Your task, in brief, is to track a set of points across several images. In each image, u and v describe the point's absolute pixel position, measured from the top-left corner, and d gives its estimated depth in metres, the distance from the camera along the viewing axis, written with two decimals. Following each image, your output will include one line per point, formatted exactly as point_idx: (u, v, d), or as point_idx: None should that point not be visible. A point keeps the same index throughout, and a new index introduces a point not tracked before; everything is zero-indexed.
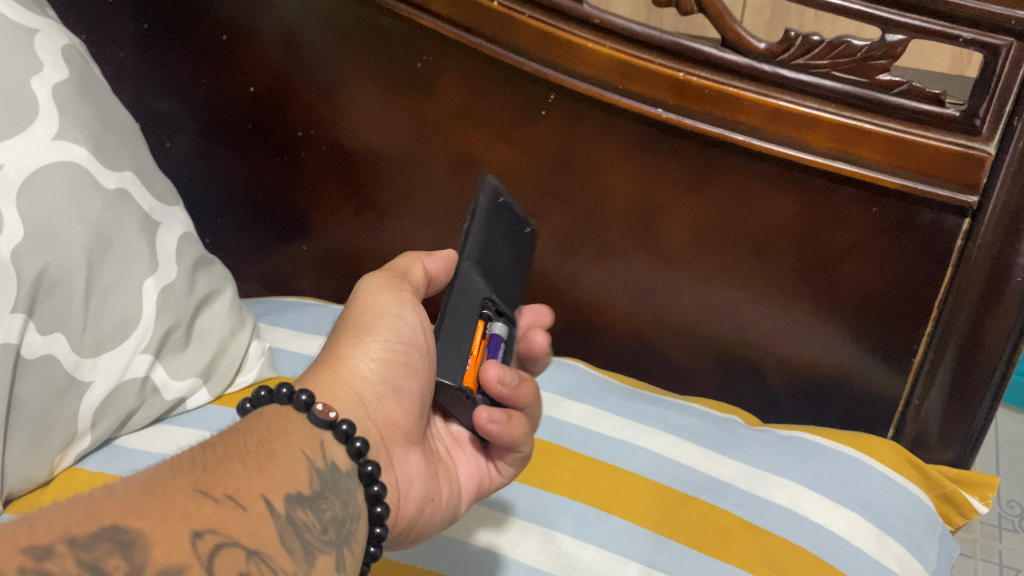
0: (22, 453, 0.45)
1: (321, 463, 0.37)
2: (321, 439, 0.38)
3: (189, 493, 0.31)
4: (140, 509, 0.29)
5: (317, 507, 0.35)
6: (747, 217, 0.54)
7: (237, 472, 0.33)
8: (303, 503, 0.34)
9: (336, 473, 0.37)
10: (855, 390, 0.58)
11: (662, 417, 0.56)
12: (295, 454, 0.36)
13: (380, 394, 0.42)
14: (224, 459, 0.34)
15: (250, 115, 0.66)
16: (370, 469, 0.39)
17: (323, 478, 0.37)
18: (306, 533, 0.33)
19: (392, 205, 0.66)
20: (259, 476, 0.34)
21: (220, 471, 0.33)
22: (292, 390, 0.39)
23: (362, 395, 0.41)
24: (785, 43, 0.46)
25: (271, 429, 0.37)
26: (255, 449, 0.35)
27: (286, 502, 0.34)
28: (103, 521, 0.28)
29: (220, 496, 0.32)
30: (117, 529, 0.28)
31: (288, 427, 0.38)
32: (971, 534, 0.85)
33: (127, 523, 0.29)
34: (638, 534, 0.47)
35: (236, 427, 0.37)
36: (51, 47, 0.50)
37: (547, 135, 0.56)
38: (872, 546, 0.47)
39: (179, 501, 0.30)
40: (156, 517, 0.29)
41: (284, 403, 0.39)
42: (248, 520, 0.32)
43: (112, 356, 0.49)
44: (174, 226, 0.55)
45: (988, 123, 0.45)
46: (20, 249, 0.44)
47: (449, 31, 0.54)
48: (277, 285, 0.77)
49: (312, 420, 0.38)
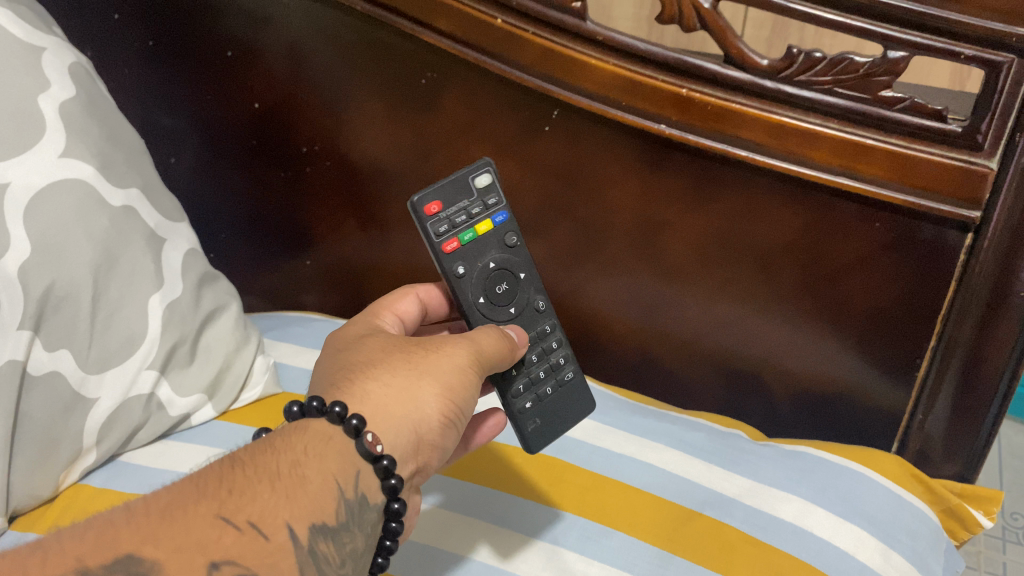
0: (28, 471, 0.45)
1: (351, 494, 0.38)
2: (358, 469, 0.39)
3: (211, 520, 0.33)
4: (157, 538, 0.32)
5: (340, 539, 0.37)
6: (751, 232, 0.54)
7: (263, 497, 0.35)
8: (326, 535, 0.37)
9: (364, 506, 0.39)
10: (858, 404, 0.58)
11: (667, 432, 0.56)
12: (327, 481, 0.38)
13: (435, 444, 0.42)
14: (251, 480, 0.35)
15: (255, 131, 0.67)
16: (396, 507, 0.40)
17: (351, 509, 0.38)
18: (325, 565, 0.36)
19: (395, 220, 0.67)
20: (287, 503, 0.36)
21: (245, 495, 0.35)
22: (345, 411, 0.39)
23: (420, 436, 0.42)
24: (788, 60, 0.46)
25: (310, 450, 0.38)
26: (286, 472, 0.37)
27: (309, 532, 0.36)
28: (117, 551, 0.32)
29: (242, 523, 0.34)
30: (132, 560, 0.32)
31: (328, 449, 0.38)
32: (974, 547, 0.85)
33: (143, 553, 0.32)
34: (643, 550, 0.47)
35: (273, 442, 0.38)
36: (58, 64, 0.51)
37: (551, 151, 0.57)
38: (877, 561, 0.47)
39: (199, 529, 0.33)
40: (172, 547, 0.32)
41: (335, 423, 0.39)
42: (268, 550, 0.34)
43: (117, 373, 0.49)
44: (180, 242, 0.56)
45: (990, 139, 0.45)
46: (27, 266, 0.44)
47: (452, 48, 0.54)
48: (282, 301, 0.77)
49: (359, 449, 0.39)
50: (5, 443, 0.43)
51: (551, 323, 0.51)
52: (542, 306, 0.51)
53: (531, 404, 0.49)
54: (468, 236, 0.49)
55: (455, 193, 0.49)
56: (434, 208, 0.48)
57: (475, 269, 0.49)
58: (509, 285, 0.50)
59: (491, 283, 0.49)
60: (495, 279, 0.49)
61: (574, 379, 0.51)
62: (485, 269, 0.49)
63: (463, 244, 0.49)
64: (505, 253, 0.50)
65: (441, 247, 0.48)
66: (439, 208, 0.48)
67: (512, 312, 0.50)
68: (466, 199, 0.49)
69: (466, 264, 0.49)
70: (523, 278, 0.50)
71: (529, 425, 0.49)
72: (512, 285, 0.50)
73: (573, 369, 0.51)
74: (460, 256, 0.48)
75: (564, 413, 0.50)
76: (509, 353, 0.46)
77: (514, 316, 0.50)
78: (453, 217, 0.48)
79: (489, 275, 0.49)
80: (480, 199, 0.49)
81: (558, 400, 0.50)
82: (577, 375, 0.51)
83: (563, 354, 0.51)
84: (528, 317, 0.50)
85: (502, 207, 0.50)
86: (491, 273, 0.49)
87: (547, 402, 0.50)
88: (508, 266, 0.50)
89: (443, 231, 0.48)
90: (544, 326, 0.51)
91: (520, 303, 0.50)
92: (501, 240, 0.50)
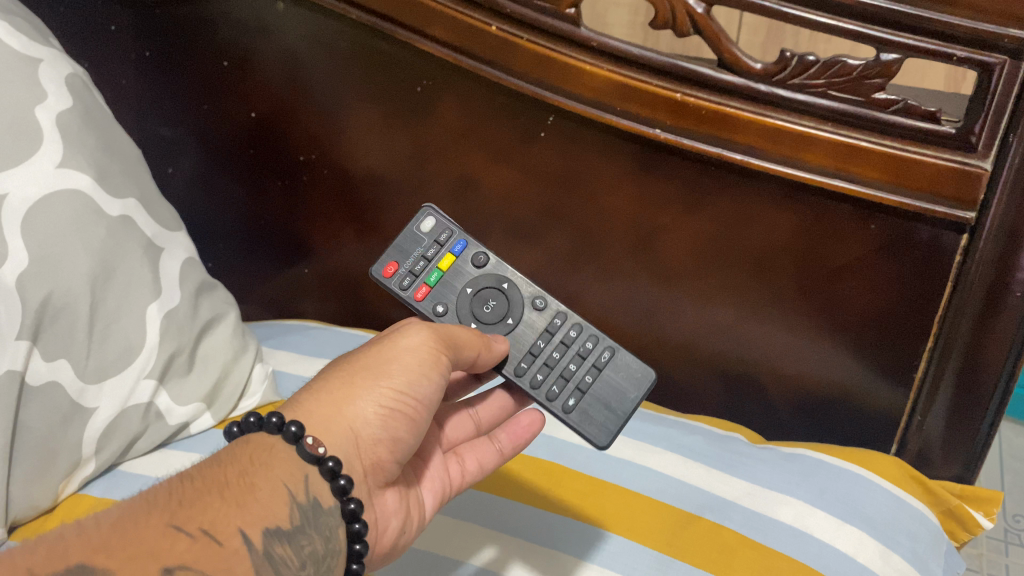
0: (27, 481, 0.45)
1: (303, 497, 0.39)
2: (306, 474, 0.40)
3: (163, 529, 0.33)
4: (109, 548, 0.32)
5: (297, 541, 0.38)
6: (745, 235, 0.54)
7: (214, 507, 0.35)
8: (282, 538, 0.37)
9: (318, 510, 0.39)
10: (855, 407, 0.58)
11: (665, 436, 0.56)
12: (277, 486, 0.38)
13: (376, 438, 0.42)
14: (200, 492, 0.36)
15: (252, 140, 0.67)
16: (352, 507, 0.40)
17: (305, 513, 0.39)
18: (284, 567, 0.36)
19: (392, 227, 0.67)
20: (238, 510, 0.36)
21: (196, 505, 0.35)
22: (282, 420, 0.40)
23: (358, 434, 0.42)
24: (781, 63, 0.46)
25: (255, 461, 0.39)
26: (235, 481, 0.37)
27: (263, 536, 0.36)
28: (69, 562, 0.32)
29: (195, 531, 0.34)
30: (84, 568, 0.31)
31: (272, 459, 0.39)
32: (976, 549, 0.85)
33: (95, 562, 0.31)
34: (641, 554, 0.47)
35: (220, 457, 0.39)
36: (56, 76, 0.51)
37: (548, 156, 0.57)
38: (877, 563, 0.47)
39: (152, 538, 0.33)
40: (124, 556, 0.32)
41: (274, 432, 0.40)
42: (222, 555, 0.34)
43: (116, 382, 0.49)
44: (177, 251, 0.56)
45: (984, 140, 0.45)
46: (26, 277, 0.45)
47: (448, 55, 0.54)
48: (280, 309, 0.77)
49: (301, 453, 0.40)
50: (5, 453, 0.43)
51: (560, 315, 0.52)
52: (540, 304, 0.52)
53: (575, 401, 0.49)
54: (434, 276, 0.52)
55: (403, 248, 0.53)
56: (390, 269, 0.52)
57: (455, 303, 0.52)
58: (500, 303, 0.51)
59: (479, 301, 0.51)
60: (482, 298, 0.52)
61: (615, 356, 0.51)
62: (466, 293, 0.52)
63: (432, 287, 0.52)
64: (485, 277, 0.52)
65: (413, 296, 0.52)
66: (395, 267, 0.53)
67: (509, 322, 0.51)
68: (417, 246, 0.53)
69: (446, 303, 0.52)
70: (509, 287, 0.52)
71: (585, 419, 0.49)
72: (500, 299, 0.52)
73: (608, 348, 0.51)
74: (435, 298, 0.52)
75: (614, 396, 0.49)
76: (478, 339, 0.47)
77: (512, 325, 0.51)
78: (408, 268, 0.53)
79: (479, 294, 0.52)
80: (430, 239, 0.53)
81: (605, 386, 0.50)
82: (612, 351, 0.51)
83: (588, 340, 0.51)
84: (530, 322, 0.52)
85: (455, 235, 0.53)
86: (475, 296, 0.52)
87: (591, 394, 0.49)
88: (488, 283, 0.52)
89: (405, 283, 0.52)
90: (568, 328, 0.51)
91: (515, 313, 0.51)
92: (469, 261, 0.53)
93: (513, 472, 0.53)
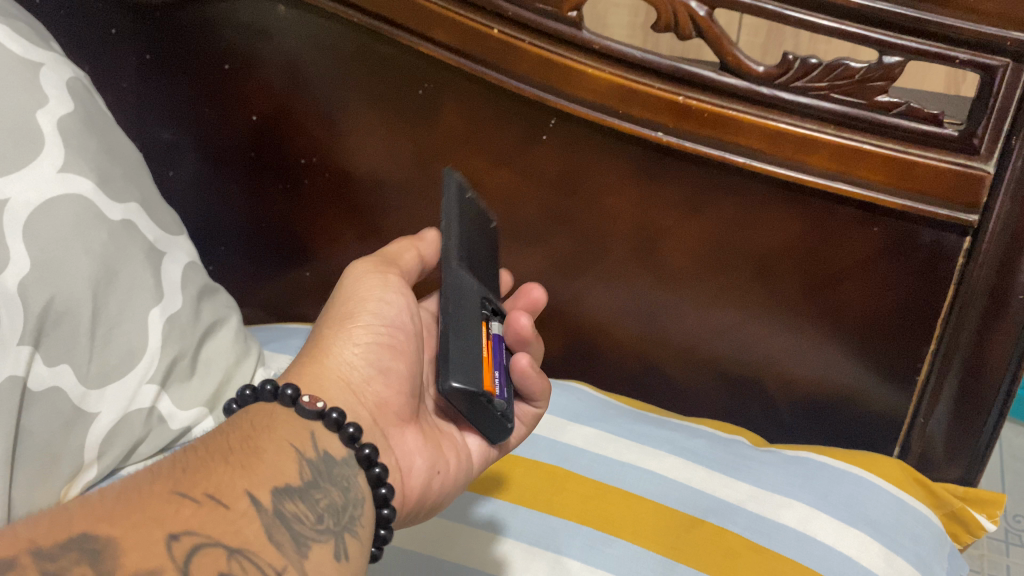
0: (29, 485, 0.45)
1: (312, 454, 0.38)
2: (311, 430, 0.40)
3: (168, 496, 0.32)
4: (112, 517, 0.30)
5: (310, 497, 0.36)
6: (749, 239, 0.54)
7: (218, 472, 0.34)
8: (292, 495, 0.35)
9: (330, 463, 0.39)
10: (858, 409, 0.58)
11: (670, 440, 0.56)
12: (282, 446, 0.38)
13: (368, 375, 0.44)
14: (204, 460, 0.35)
15: (254, 144, 0.67)
16: (367, 452, 0.40)
17: (316, 468, 0.38)
18: (297, 522, 0.34)
19: (393, 231, 0.67)
20: (243, 473, 0.35)
21: (201, 471, 0.34)
22: (276, 386, 0.41)
23: (359, 404, 0.43)
24: (783, 67, 0.46)
25: (257, 425, 0.39)
26: (238, 447, 0.36)
27: (272, 496, 0.34)
28: (71, 531, 0.29)
29: (199, 496, 0.32)
30: (87, 537, 0.29)
31: (272, 421, 0.39)
32: (978, 550, 0.85)
33: (98, 531, 0.29)
34: (648, 558, 0.47)
35: (223, 430, 0.38)
36: (57, 80, 0.51)
37: (549, 159, 0.57)
38: (882, 567, 0.47)
39: (155, 505, 0.31)
40: (128, 524, 0.30)
41: (270, 400, 0.41)
42: (230, 517, 0.32)
43: (117, 388, 0.49)
44: (179, 255, 0.56)
45: (985, 143, 0.45)
46: (27, 282, 0.44)
47: (450, 59, 0.54)
48: (281, 312, 0.77)
49: (301, 412, 0.40)
50: (6, 458, 0.43)
51: None
52: None
53: None
54: None
55: None
56: None
57: None
58: None
59: None
60: None
61: None
62: None
63: None
64: None
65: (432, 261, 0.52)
66: None
67: None
68: None
69: None
70: None
71: None
72: None
73: None
74: None
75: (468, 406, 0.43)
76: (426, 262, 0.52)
77: None
78: None
79: None
80: None
81: None
82: None
83: None
84: None
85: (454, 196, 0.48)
86: None
87: None
88: None
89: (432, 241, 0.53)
90: None
91: None
92: None
93: (517, 469, 0.54)
